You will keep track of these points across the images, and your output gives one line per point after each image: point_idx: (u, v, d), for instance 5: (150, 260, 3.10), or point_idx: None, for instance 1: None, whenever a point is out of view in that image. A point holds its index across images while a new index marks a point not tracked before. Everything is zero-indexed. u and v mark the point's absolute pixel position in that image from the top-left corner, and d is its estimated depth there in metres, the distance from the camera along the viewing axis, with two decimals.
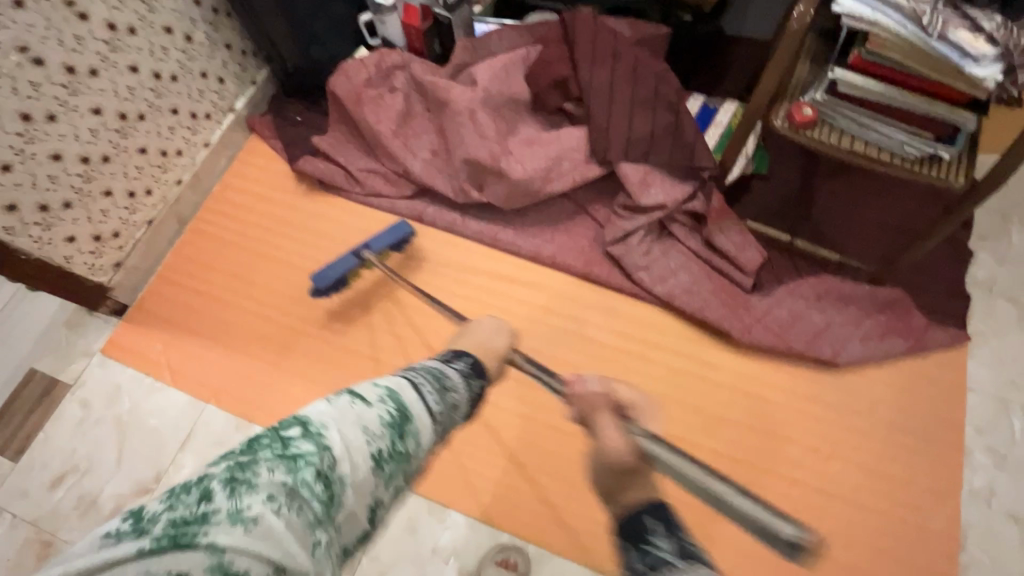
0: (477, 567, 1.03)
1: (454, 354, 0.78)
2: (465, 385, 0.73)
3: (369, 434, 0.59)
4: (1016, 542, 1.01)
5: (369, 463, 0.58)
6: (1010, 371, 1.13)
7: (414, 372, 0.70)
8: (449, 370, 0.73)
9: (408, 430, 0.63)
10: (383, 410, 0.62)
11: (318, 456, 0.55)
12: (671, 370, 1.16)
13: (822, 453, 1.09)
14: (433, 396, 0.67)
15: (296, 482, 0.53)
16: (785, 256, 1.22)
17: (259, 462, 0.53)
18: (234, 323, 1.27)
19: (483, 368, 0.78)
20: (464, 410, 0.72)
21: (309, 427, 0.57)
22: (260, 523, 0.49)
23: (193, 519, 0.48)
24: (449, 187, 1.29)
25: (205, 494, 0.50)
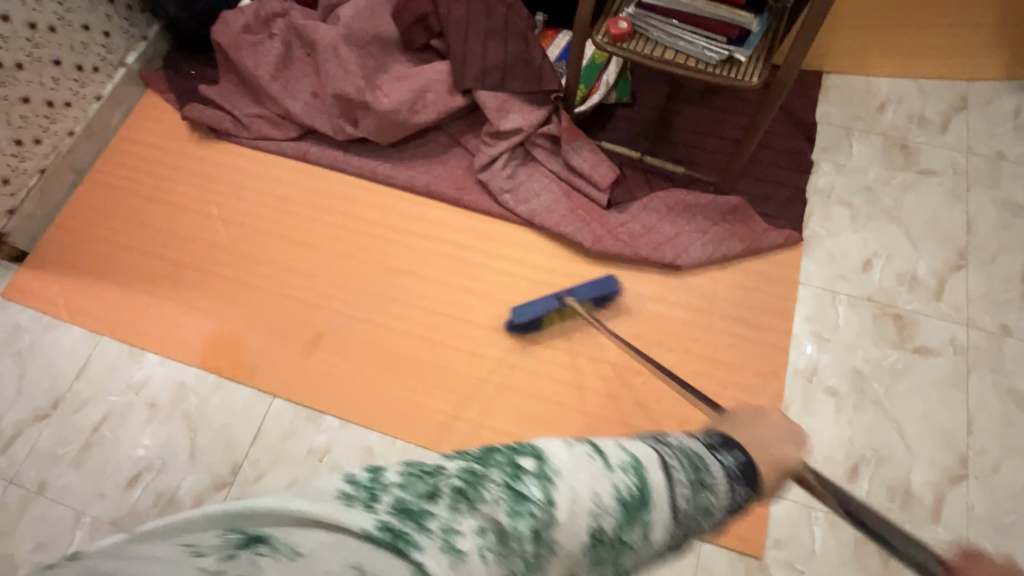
0: (349, 462, 1.13)
1: (723, 440, 0.60)
2: (729, 485, 0.55)
3: (598, 509, 0.46)
4: (831, 411, 1.11)
5: (587, 538, 0.46)
6: (839, 266, 1.24)
7: (668, 445, 0.54)
8: (712, 459, 0.56)
9: (642, 519, 0.49)
10: (624, 483, 0.48)
11: (540, 509, 0.44)
12: (534, 282, 1.24)
13: (665, 346, 1.18)
14: (687, 488, 0.52)
15: (508, 531, 0.43)
16: (640, 173, 1.31)
17: (489, 479, 0.44)
18: (127, 262, 1.34)
19: (756, 474, 0.59)
20: (716, 517, 0.55)
21: (544, 466, 0.46)
22: (466, 562, 0.40)
23: (414, 513, 0.41)
24: (328, 126, 1.36)
25: (435, 491, 0.42)
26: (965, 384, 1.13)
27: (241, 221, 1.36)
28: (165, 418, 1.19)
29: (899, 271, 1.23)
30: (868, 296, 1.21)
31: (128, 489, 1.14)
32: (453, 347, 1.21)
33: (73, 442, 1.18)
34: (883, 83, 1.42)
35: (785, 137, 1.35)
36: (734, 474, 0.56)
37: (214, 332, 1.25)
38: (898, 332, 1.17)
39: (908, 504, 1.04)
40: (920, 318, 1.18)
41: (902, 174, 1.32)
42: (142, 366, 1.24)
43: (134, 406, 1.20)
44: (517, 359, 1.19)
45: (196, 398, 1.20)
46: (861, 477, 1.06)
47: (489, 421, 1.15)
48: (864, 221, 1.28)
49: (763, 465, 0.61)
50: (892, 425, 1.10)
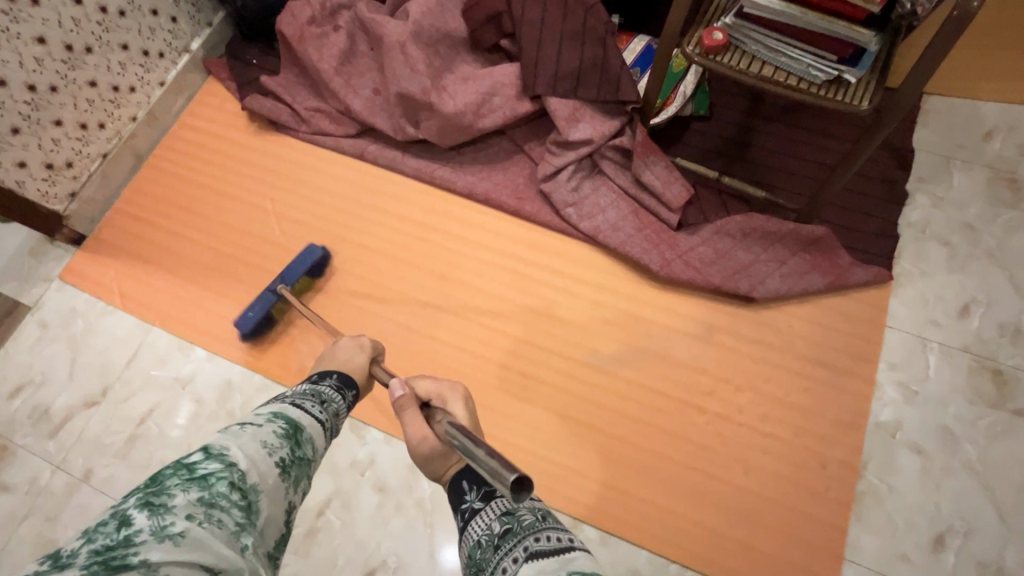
0: (390, 478, 1.09)
1: (320, 373, 0.79)
2: (341, 394, 0.77)
3: (269, 447, 0.60)
4: (915, 472, 1.02)
5: (277, 471, 0.59)
6: (932, 311, 1.13)
7: (288, 394, 0.71)
8: (324, 387, 0.75)
9: (301, 438, 0.64)
10: (275, 425, 0.63)
11: (229, 470, 0.53)
12: (593, 304, 1.17)
13: (732, 384, 1.10)
14: (315, 407, 0.70)
15: (213, 495, 0.51)
16: (714, 194, 1.23)
17: (169, 486, 0.50)
18: (181, 253, 1.33)
19: (352, 378, 0.82)
20: (343, 417, 0.76)
21: (211, 450, 0.55)
22: (187, 536, 0.46)
23: (115, 545, 0.44)
24: (388, 125, 1.31)
25: (125, 520, 0.46)
26: None
27: (293, 219, 1.33)
28: (210, 416, 1.17)
29: (1001, 321, 1.11)
30: (962, 346, 1.10)
31: None
32: (503, 365, 1.15)
33: (119, 431, 1.17)
34: (990, 108, 1.29)
35: (876, 163, 1.24)
36: (341, 385, 0.78)
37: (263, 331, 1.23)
38: (997, 390, 1.06)
39: None
40: (1023, 375, 1.07)
41: (1009, 212, 1.20)
42: (191, 361, 1.23)
43: (180, 400, 1.19)
44: (571, 384, 1.12)
45: (241, 397, 1.18)
46: (947, 548, 0.97)
47: (536, 447, 1.08)
48: (962, 262, 1.16)
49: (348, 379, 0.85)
50: (986, 494, 0.99)
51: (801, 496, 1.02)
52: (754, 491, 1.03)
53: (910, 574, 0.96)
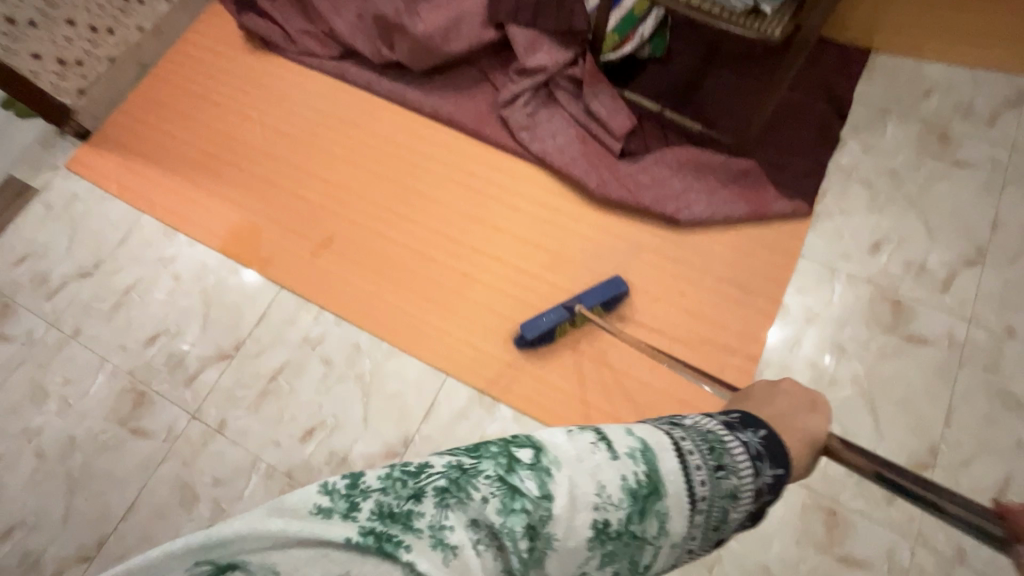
0: (339, 355, 1.22)
1: (749, 419, 0.67)
2: (753, 469, 0.62)
3: (602, 499, 0.54)
4: (806, 383, 1.11)
5: (588, 528, 0.53)
6: (846, 245, 1.21)
7: (685, 430, 0.62)
8: (735, 439, 0.63)
9: (649, 507, 0.56)
10: (625, 472, 0.56)
11: (535, 503, 0.51)
12: (535, 218, 1.28)
13: (650, 296, 1.20)
14: (703, 473, 0.59)
15: (502, 528, 0.49)
16: (658, 128, 1.32)
17: (481, 477, 0.51)
18: (172, 151, 1.47)
19: (785, 451, 0.66)
20: (745, 499, 0.61)
21: (541, 458, 0.54)
22: (457, 556, 0.46)
23: (399, 516, 0.46)
24: (367, 47, 1.43)
25: (418, 494, 0.48)
26: (953, 378, 1.10)
27: (276, 128, 1.45)
28: (185, 292, 1.31)
29: (908, 259, 1.19)
30: (868, 278, 1.18)
31: (146, 346, 1.27)
32: (449, 266, 1.27)
33: (107, 299, 1.32)
34: (934, 68, 1.35)
35: (815, 110, 1.32)
36: (758, 454, 0.63)
37: (238, 223, 1.37)
38: (893, 317, 1.15)
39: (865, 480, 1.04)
40: (919, 307, 1.15)
41: (934, 163, 1.27)
42: (173, 244, 1.37)
43: (161, 277, 1.33)
44: (506, 285, 1.23)
45: (215, 278, 1.32)
46: None
47: (469, 337, 1.21)
48: (882, 204, 1.24)
49: (790, 440, 0.69)
50: (866, 405, 1.09)
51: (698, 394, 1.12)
52: (655, 387, 1.14)
53: None
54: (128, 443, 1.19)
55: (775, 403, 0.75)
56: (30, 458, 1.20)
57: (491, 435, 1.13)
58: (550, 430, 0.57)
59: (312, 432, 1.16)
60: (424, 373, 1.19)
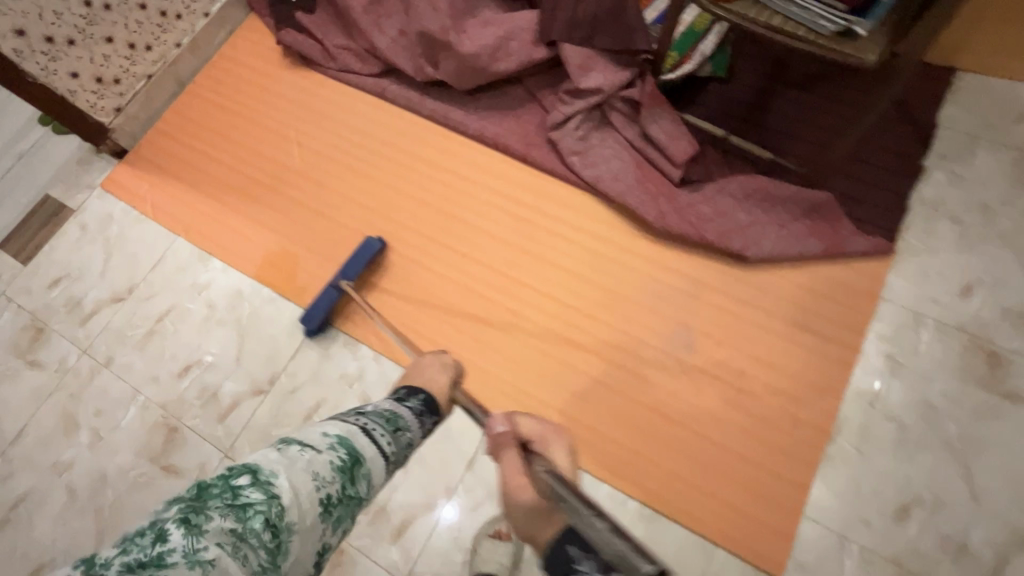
0: (377, 393, 1.16)
1: (408, 392, 0.85)
2: (419, 422, 0.80)
3: (319, 481, 0.64)
4: (892, 443, 1.00)
5: (319, 508, 0.63)
6: (933, 288, 1.10)
7: (364, 414, 0.75)
8: (404, 408, 0.80)
9: (357, 473, 0.68)
10: (333, 456, 0.66)
11: (266, 504, 0.59)
12: (587, 249, 1.19)
13: (714, 338, 1.10)
14: (385, 436, 0.73)
15: (246, 530, 0.57)
16: (721, 154, 1.22)
17: (210, 509, 0.57)
18: (209, 172, 1.42)
19: (439, 405, 0.86)
20: (416, 447, 0.79)
21: (259, 476, 0.60)
22: (216, 564, 0.54)
23: (148, 562, 0.52)
24: (409, 65, 1.36)
25: (160, 536, 0.54)
26: None
27: (312, 148, 1.39)
28: (218, 320, 1.26)
29: (1005, 305, 1.07)
30: (958, 325, 1.07)
31: (177, 378, 1.22)
32: (492, 300, 1.19)
33: (140, 326, 1.28)
34: None
35: (895, 137, 1.21)
36: (421, 411, 0.82)
37: (274, 249, 1.31)
38: (989, 371, 1.03)
39: (962, 558, 0.92)
40: (1019, 359, 1.03)
41: None
42: (207, 270, 1.32)
43: (193, 304, 1.28)
44: (553, 323, 1.15)
45: (248, 306, 1.27)
46: (911, 518, 0.95)
47: (515, 378, 1.13)
48: (972, 242, 1.13)
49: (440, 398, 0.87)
50: (962, 472, 0.97)
51: (769, 451, 1.02)
52: (721, 442, 1.04)
53: (866, 537, 0.95)
54: (159, 481, 1.14)
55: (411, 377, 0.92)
56: (59, 492, 1.16)
57: None
58: (263, 453, 0.64)
59: None
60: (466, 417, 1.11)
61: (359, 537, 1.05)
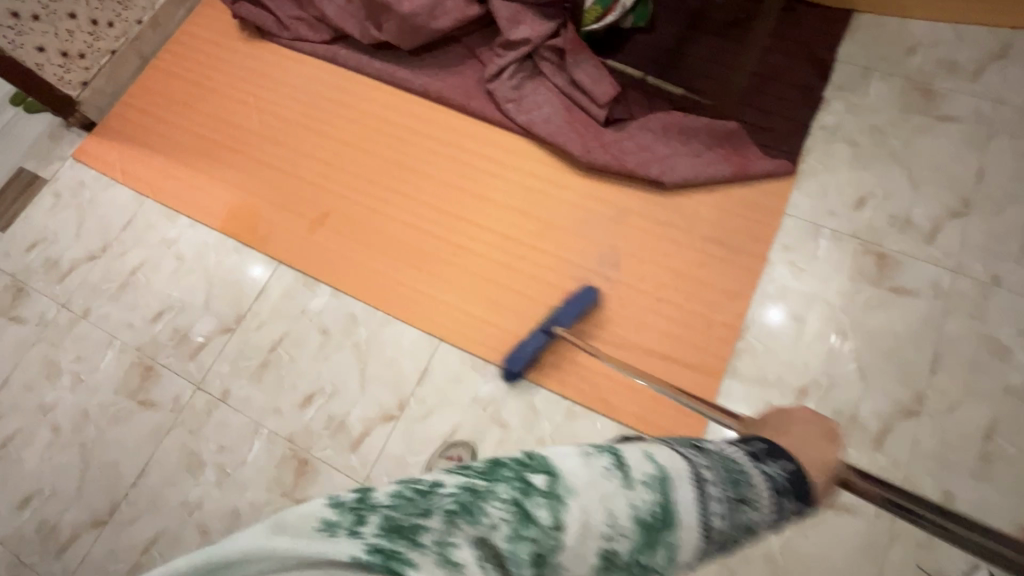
0: (335, 324, 1.26)
1: (763, 450, 0.64)
2: (774, 496, 0.59)
3: (610, 529, 0.50)
4: (791, 336, 1.12)
5: (597, 559, 0.49)
6: (830, 202, 1.22)
7: (708, 455, 0.59)
8: (755, 468, 0.60)
9: (664, 539, 0.52)
10: (642, 498, 0.52)
11: (545, 532, 0.47)
12: (523, 186, 1.31)
13: (637, 257, 1.22)
14: (721, 504, 0.55)
15: (511, 553, 0.46)
16: (641, 94, 1.34)
17: (491, 498, 0.49)
18: (173, 138, 1.52)
19: (812, 490, 0.63)
20: (767, 524, 0.60)
21: (554, 484, 0.50)
22: (462, 573, 0.45)
23: (404, 529, 0.46)
24: (356, 30, 1.47)
25: (427, 509, 0.48)
26: (939, 327, 1.10)
27: (270, 112, 1.49)
28: (187, 270, 1.36)
29: (892, 213, 1.20)
30: (853, 232, 1.19)
31: (152, 323, 1.32)
32: (439, 237, 1.30)
33: (114, 280, 1.37)
34: (918, 26, 1.36)
35: (798, 72, 1.33)
36: (783, 488, 0.60)
37: (237, 203, 1.41)
38: (878, 270, 1.15)
39: (851, 428, 1.05)
40: (904, 259, 1.16)
41: (918, 118, 1.28)
42: (175, 226, 1.41)
43: (164, 257, 1.38)
44: (494, 253, 1.26)
45: (215, 256, 1.36)
46: (808, 398, 1.08)
47: (461, 303, 1.24)
48: (866, 160, 1.25)
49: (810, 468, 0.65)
50: (853, 357, 1.09)
51: (686, 350, 1.14)
52: (644, 346, 1.15)
53: None
54: (137, 414, 1.24)
55: (791, 432, 0.72)
56: (45, 431, 1.25)
57: (483, 395, 1.16)
58: (563, 452, 0.54)
59: (310, 399, 1.20)
60: (417, 339, 1.22)
61: (322, 449, 1.16)
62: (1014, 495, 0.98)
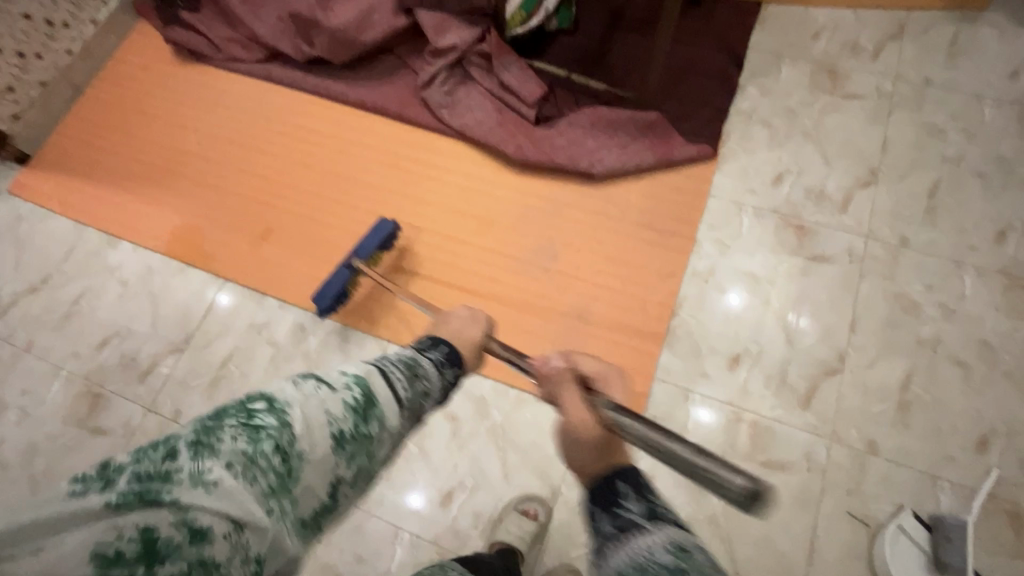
0: (284, 334, 1.28)
1: (428, 343, 0.78)
2: (438, 374, 0.73)
3: (331, 416, 0.59)
4: (721, 308, 1.18)
5: (331, 442, 0.58)
6: (751, 181, 1.29)
7: (388, 359, 0.70)
8: (422, 359, 0.73)
9: (374, 414, 0.63)
10: (348, 393, 0.62)
11: (278, 431, 0.55)
12: (461, 187, 1.35)
13: (574, 246, 1.27)
14: (404, 381, 0.67)
15: (255, 453, 0.52)
16: (568, 92, 1.40)
17: (224, 426, 0.53)
18: (110, 165, 1.51)
19: (459, 356, 0.79)
20: (436, 397, 0.73)
21: (273, 403, 0.57)
22: (219, 486, 0.49)
23: (155, 475, 0.47)
24: (289, 47, 1.49)
25: (171, 452, 0.49)
26: (856, 289, 1.17)
27: (208, 132, 1.50)
28: (132, 294, 1.36)
29: (808, 187, 1.27)
30: (773, 208, 1.26)
31: (98, 350, 1.31)
32: None
33: (57, 310, 1.36)
34: (821, 13, 1.45)
35: (714, 61, 1.40)
36: (440, 363, 0.75)
37: (180, 225, 1.41)
38: (798, 241, 1.22)
39: (781, 390, 1.11)
40: (821, 228, 1.23)
41: (826, 98, 1.36)
42: (118, 252, 1.41)
43: (108, 283, 1.38)
44: (436, 253, 1.30)
45: (160, 279, 1.37)
46: (740, 365, 1.14)
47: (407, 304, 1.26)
48: (781, 140, 1.32)
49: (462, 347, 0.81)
50: (778, 323, 1.16)
51: (625, 331, 1.19)
52: (585, 330, 1.20)
53: (707, 387, 1.13)
54: (88, 442, 1.23)
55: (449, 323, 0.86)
56: None
57: None
58: (278, 383, 0.60)
59: None
60: (367, 343, 1.25)
61: None
62: (930, 436, 1.05)
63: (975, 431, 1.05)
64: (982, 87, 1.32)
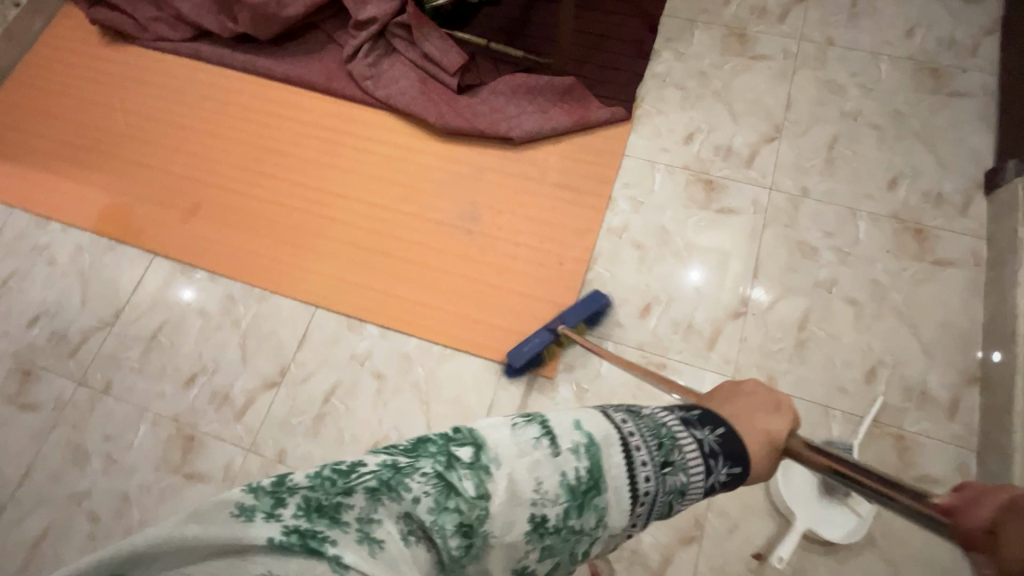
0: (214, 304, 1.30)
1: (699, 415, 0.61)
2: (703, 466, 0.58)
3: (536, 495, 0.52)
4: (634, 261, 1.24)
5: (527, 524, 0.52)
6: (663, 140, 1.34)
7: (639, 421, 0.58)
8: (687, 436, 0.58)
9: (591, 500, 0.54)
10: (575, 468, 0.53)
11: (470, 503, 0.50)
12: (388, 157, 1.38)
13: (495, 208, 1.31)
14: (649, 469, 0.55)
15: (434, 525, 0.49)
16: (490, 61, 1.44)
17: (412, 476, 0.50)
18: (37, 146, 1.51)
19: (748, 452, 0.61)
20: (689, 494, 0.58)
21: (479, 458, 0.52)
22: (383, 548, 0.46)
23: (326, 509, 0.46)
24: (215, 24, 1.50)
25: (348, 489, 0.48)
26: (760, 238, 1.23)
27: (136, 111, 1.51)
28: (62, 273, 1.36)
29: (718, 144, 1.33)
30: (684, 165, 1.31)
31: (28, 328, 1.32)
32: (309, 212, 1.35)
33: None
34: None
35: (630, 28, 1.45)
36: (712, 453, 0.58)
37: (110, 203, 1.42)
38: (706, 195, 1.28)
39: (689, 335, 1.17)
40: (729, 182, 1.29)
41: (736, 59, 1.41)
42: (45, 232, 1.41)
43: (36, 263, 1.38)
44: (363, 220, 1.33)
45: (90, 257, 1.37)
46: (651, 314, 1.19)
47: (334, 270, 1.30)
48: (693, 101, 1.38)
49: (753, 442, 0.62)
50: (687, 272, 1.22)
51: (543, 286, 1.23)
52: (507, 287, 1.24)
53: (620, 335, 1.18)
54: (18, 417, 1.24)
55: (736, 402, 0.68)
56: None
57: (359, 352, 1.23)
58: (494, 424, 0.55)
59: (193, 378, 1.24)
60: (294, 309, 1.28)
61: (207, 423, 1.20)
62: (824, 371, 1.12)
63: (865, 362, 1.12)
64: (880, 45, 1.39)
